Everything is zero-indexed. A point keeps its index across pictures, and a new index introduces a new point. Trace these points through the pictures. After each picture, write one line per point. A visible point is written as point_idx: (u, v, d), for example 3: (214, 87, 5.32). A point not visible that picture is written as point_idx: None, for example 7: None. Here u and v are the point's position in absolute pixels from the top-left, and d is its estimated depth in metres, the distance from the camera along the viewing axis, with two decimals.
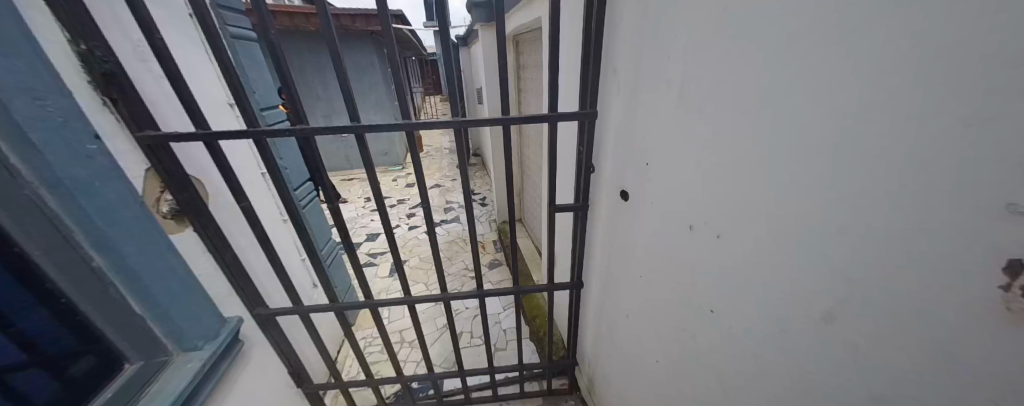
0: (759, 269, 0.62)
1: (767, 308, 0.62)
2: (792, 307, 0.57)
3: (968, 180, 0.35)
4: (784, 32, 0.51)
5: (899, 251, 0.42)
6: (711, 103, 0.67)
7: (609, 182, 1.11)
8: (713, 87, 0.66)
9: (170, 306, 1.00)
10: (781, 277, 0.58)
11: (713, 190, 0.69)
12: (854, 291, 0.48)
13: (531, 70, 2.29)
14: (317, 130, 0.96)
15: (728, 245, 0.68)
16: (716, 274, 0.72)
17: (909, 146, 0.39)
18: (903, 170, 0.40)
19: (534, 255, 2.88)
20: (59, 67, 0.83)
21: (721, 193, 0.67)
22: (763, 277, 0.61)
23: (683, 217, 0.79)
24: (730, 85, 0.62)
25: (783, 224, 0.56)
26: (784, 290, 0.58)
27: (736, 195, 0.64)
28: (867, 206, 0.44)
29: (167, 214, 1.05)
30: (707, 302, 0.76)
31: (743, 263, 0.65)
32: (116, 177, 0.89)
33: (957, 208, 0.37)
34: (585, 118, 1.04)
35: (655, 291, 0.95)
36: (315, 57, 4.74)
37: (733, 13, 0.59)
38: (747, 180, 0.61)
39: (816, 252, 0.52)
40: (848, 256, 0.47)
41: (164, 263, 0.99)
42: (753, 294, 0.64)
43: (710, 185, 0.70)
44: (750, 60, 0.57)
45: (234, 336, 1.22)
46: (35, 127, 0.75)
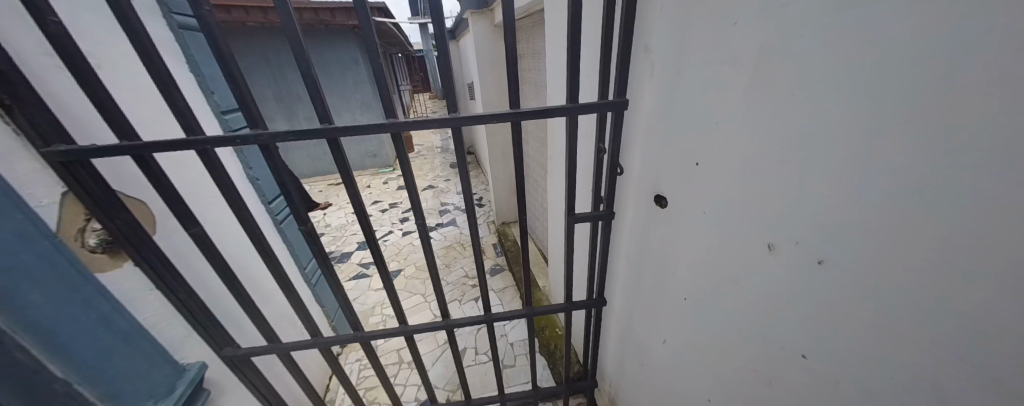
0: (886, 314, 0.45)
1: (907, 364, 0.44)
2: (958, 370, 0.40)
3: None
4: None
5: None
6: (799, 82, 0.48)
7: (639, 184, 0.94)
8: (805, 59, 0.47)
9: (102, 364, 0.80)
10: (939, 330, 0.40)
11: (807, 201, 0.51)
12: None
13: (530, 60, 2.10)
14: (279, 136, 0.74)
15: (833, 275, 0.50)
16: (816, 311, 0.54)
17: None
18: None
19: (539, 260, 2.71)
20: None
21: (822, 205, 0.49)
22: (897, 326, 0.44)
23: (758, 232, 0.60)
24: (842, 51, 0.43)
25: (939, 255, 0.38)
26: (933, 348, 0.41)
27: (842, 208, 0.46)
28: None
29: (94, 247, 0.83)
30: (796, 344, 0.59)
31: (859, 300, 0.47)
32: (11, 208, 0.68)
33: None
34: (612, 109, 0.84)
35: (710, 318, 0.78)
36: (294, 56, 4.47)
37: None
38: (862, 193, 0.44)
39: (1020, 301, 0.34)
40: None
41: (90, 313, 0.79)
42: (877, 345, 0.47)
43: (799, 194, 0.52)
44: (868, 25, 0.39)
45: (198, 385, 1.02)
46: None
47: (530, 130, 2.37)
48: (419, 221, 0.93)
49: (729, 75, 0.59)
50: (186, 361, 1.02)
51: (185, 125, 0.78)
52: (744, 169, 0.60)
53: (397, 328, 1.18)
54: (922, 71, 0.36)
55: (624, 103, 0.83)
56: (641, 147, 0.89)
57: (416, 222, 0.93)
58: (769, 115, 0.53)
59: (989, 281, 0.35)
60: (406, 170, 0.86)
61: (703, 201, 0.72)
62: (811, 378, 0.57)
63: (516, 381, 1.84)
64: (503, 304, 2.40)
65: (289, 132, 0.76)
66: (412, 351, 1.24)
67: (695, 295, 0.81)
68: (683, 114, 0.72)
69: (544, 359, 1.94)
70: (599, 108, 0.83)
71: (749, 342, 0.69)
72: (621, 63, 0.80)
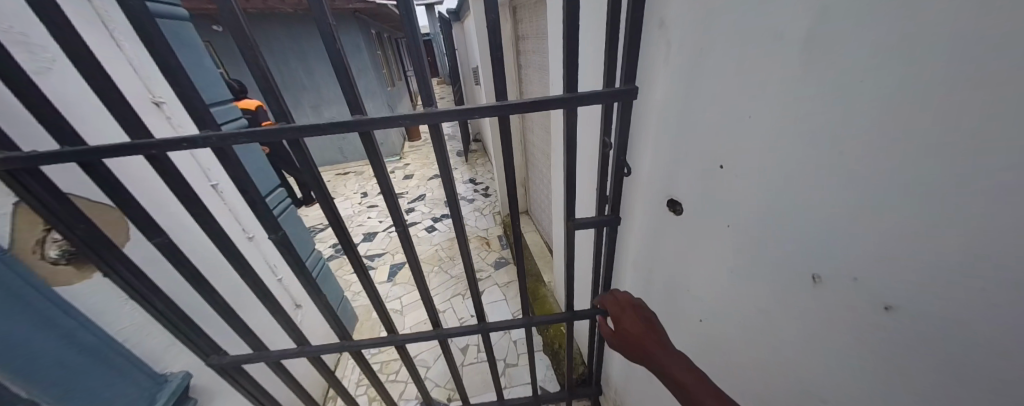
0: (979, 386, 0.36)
1: None
2: None
3: None
4: None
5: None
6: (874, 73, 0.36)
7: (648, 187, 0.81)
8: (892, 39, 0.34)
9: (70, 381, 0.76)
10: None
11: (877, 225, 0.40)
12: None
13: (532, 41, 1.93)
14: (240, 136, 0.64)
15: (904, 326, 0.40)
16: (877, 356, 0.44)
17: None
18: None
19: (544, 253, 2.63)
20: None
21: (901, 234, 0.38)
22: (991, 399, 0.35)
23: (801, 257, 0.49)
24: (961, 28, 0.30)
25: None
26: None
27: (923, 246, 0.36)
28: None
29: (55, 259, 0.78)
30: (840, 390, 0.49)
31: (940, 362, 0.38)
32: None
33: None
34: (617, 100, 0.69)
35: (730, 345, 0.68)
36: (295, 42, 4.37)
37: None
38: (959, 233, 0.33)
39: None
40: None
41: (49, 331, 0.74)
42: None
43: (865, 216, 0.40)
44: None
45: (181, 395, 0.99)
46: None
47: (534, 118, 2.23)
48: (402, 230, 0.84)
49: (769, 60, 0.46)
50: (167, 372, 0.98)
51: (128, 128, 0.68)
52: (785, 180, 0.48)
53: (384, 337, 1.13)
54: None
55: (633, 92, 0.69)
56: (654, 143, 0.75)
57: (396, 230, 0.83)
58: (827, 114, 0.41)
59: None
60: (382, 175, 0.76)
61: (728, 213, 0.60)
62: None
63: (518, 381, 1.79)
64: (508, 299, 2.35)
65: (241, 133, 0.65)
66: (404, 358, 1.19)
67: (712, 317, 0.71)
68: (705, 107, 0.59)
69: (547, 358, 1.89)
70: (602, 98, 0.69)
71: (781, 378, 0.59)
72: (630, 41, 0.65)
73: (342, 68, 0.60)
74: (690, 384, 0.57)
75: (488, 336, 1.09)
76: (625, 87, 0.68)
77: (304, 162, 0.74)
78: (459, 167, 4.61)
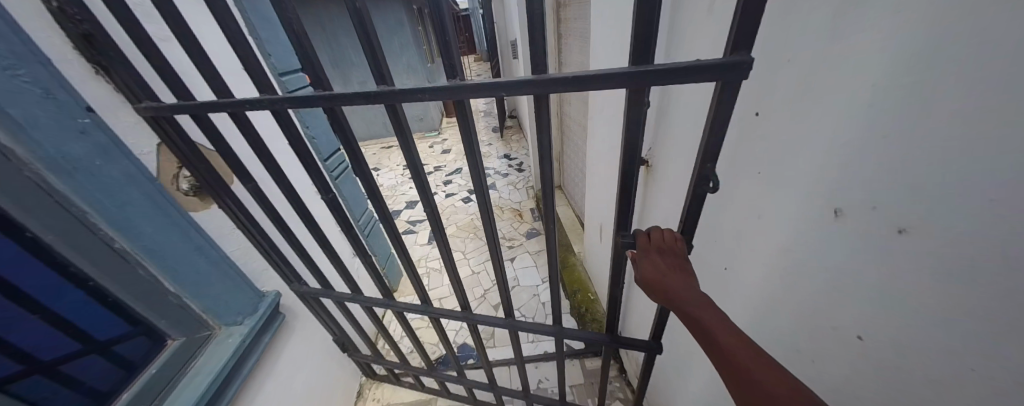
0: (930, 292, 0.40)
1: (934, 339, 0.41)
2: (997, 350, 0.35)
3: None
4: None
5: None
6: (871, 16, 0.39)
7: (682, 143, 0.86)
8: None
9: (201, 285, 0.98)
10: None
11: (914, 137, 0.37)
12: None
13: (573, 10, 1.93)
14: (286, 100, 0.75)
15: (907, 248, 0.41)
16: (899, 291, 0.43)
17: None
18: None
19: (575, 226, 2.70)
20: (30, 31, 0.70)
21: (935, 146, 0.36)
22: (943, 300, 0.39)
23: (820, 193, 0.50)
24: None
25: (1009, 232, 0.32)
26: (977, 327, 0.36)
27: (903, 169, 0.39)
28: None
29: (187, 191, 0.97)
30: (851, 323, 0.50)
31: (907, 274, 0.41)
32: (120, 154, 0.80)
33: None
34: (715, 79, 0.47)
35: (743, 290, 0.73)
36: (344, 21, 4.57)
37: None
38: (935, 154, 0.36)
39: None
40: None
41: (187, 242, 0.94)
42: (913, 321, 0.42)
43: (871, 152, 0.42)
44: None
45: (275, 309, 1.22)
46: (12, 102, 0.65)
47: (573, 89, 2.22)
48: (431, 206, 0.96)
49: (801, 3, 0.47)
50: (265, 289, 1.21)
51: (217, 88, 0.82)
52: (810, 117, 0.49)
53: (418, 307, 1.34)
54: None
55: (743, 65, 0.45)
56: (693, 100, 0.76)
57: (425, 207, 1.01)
58: (878, 27, 0.38)
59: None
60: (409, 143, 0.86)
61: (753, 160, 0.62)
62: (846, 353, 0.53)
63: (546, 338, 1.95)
64: (538, 266, 2.47)
65: (287, 100, 0.76)
66: (438, 328, 1.38)
67: (734, 265, 0.75)
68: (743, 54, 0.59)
69: (574, 320, 2.01)
70: (691, 74, 0.47)
71: (797, 323, 0.60)
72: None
73: (368, 39, 0.63)
74: (752, 368, 0.47)
75: (517, 330, 1.24)
76: (733, 59, 0.44)
77: (337, 122, 0.86)
78: (495, 142, 4.70)
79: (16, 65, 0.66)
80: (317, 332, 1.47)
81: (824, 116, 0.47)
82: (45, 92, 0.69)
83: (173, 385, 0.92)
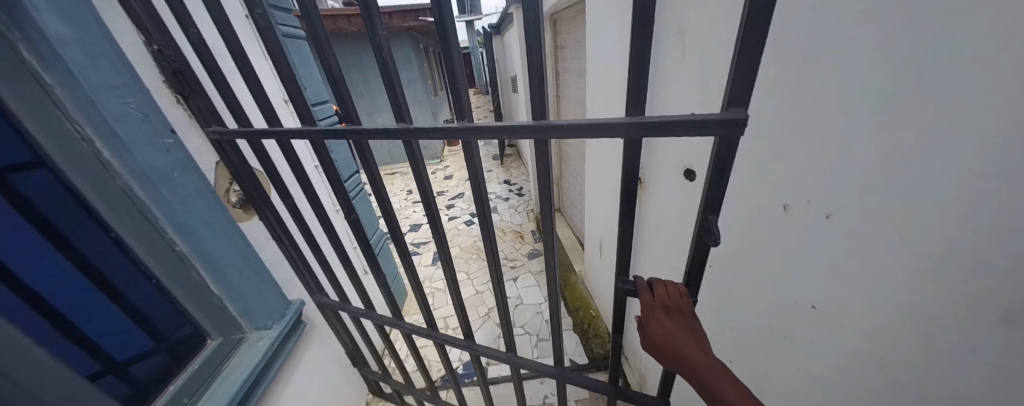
0: (852, 259, 0.55)
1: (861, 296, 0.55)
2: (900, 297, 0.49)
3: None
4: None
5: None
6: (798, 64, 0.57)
7: (670, 161, 1.02)
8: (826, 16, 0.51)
9: (242, 289, 1.07)
10: (950, 270, 0.42)
11: (831, 146, 0.53)
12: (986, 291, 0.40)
13: (571, 50, 2.19)
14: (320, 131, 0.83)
15: (836, 229, 0.56)
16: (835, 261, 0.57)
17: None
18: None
19: (575, 246, 2.82)
20: (137, 67, 0.85)
21: (841, 151, 0.52)
22: (861, 264, 0.53)
23: (779, 193, 0.66)
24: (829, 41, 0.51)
25: (887, 207, 0.48)
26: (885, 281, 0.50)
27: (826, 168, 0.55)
28: (988, 188, 0.38)
29: (236, 203, 1.10)
30: (807, 296, 0.65)
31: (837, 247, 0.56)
32: (191, 169, 0.93)
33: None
34: (711, 133, 0.46)
35: (733, 282, 0.87)
36: (356, 57, 4.90)
37: None
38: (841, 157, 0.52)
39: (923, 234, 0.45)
40: (964, 237, 0.40)
41: (234, 249, 1.04)
42: (848, 284, 0.56)
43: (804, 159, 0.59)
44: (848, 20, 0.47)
45: (299, 317, 1.31)
46: (120, 123, 0.78)
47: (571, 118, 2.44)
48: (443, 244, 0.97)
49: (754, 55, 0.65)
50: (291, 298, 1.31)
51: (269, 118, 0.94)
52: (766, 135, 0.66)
53: (425, 331, 1.33)
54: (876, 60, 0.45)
55: (742, 123, 0.43)
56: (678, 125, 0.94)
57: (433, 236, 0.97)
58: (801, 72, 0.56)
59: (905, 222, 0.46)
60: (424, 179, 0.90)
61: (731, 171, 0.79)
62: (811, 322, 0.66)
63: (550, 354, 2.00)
64: (540, 285, 2.55)
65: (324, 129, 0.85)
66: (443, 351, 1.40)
67: (721, 261, 0.89)
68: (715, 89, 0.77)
69: (576, 336, 2.08)
70: (689, 130, 0.46)
71: (775, 302, 0.74)
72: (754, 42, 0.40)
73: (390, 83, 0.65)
74: None
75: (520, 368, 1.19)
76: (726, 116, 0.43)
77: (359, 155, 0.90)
78: (496, 169, 4.91)
79: (128, 92, 0.80)
80: (332, 343, 1.54)
81: (776, 133, 0.64)
82: (145, 114, 0.83)
83: (211, 382, 0.98)
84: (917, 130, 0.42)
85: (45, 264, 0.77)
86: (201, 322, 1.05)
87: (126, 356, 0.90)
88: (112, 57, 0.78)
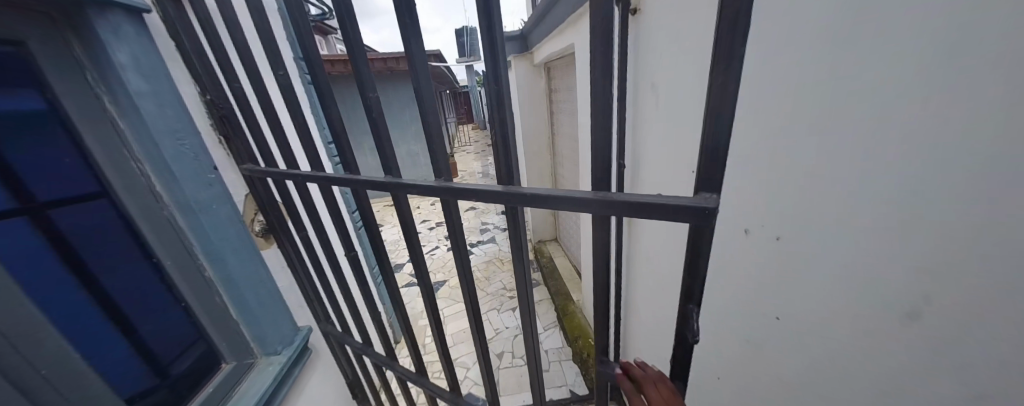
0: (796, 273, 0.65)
1: (806, 305, 0.65)
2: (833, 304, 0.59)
3: (953, 183, 0.41)
4: (797, 63, 0.57)
5: (920, 246, 0.45)
6: (742, 114, 0.72)
7: (652, 192, 1.16)
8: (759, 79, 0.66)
9: (258, 314, 1.13)
10: (860, 274, 0.54)
11: (772, 178, 0.66)
12: (905, 293, 0.48)
13: (563, 94, 2.42)
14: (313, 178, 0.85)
15: (786, 247, 0.66)
16: (789, 274, 0.67)
17: (907, 148, 0.44)
18: (917, 172, 0.44)
19: (572, 275, 2.89)
20: (193, 114, 0.99)
21: (779, 181, 0.64)
22: (802, 277, 0.64)
23: (739, 219, 0.78)
24: (761, 99, 0.66)
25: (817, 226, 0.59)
26: (825, 287, 0.60)
27: (770, 196, 0.68)
28: (873, 211, 0.50)
29: (259, 232, 1.20)
30: (770, 309, 0.75)
31: (786, 262, 0.67)
32: (225, 200, 1.04)
33: (943, 206, 0.42)
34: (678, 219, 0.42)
35: (713, 302, 0.96)
36: (362, 96, 5.20)
37: (758, 44, 0.65)
38: (781, 185, 0.64)
39: (840, 245, 0.56)
40: (871, 248, 0.51)
41: (255, 274, 1.13)
42: (799, 296, 0.66)
43: (754, 189, 0.72)
44: (774, 85, 0.62)
45: (306, 343, 1.35)
46: (175, 160, 0.91)
47: (565, 153, 2.61)
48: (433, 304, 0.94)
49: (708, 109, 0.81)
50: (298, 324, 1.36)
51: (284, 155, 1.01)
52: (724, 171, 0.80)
53: (409, 375, 1.16)
54: (791, 114, 0.60)
55: (711, 211, 0.40)
56: (657, 162, 1.09)
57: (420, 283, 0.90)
58: (745, 122, 0.71)
59: (830, 238, 0.58)
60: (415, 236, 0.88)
61: None
62: (778, 333, 0.74)
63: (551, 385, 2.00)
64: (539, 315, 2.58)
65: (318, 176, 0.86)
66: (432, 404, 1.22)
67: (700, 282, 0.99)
68: (682, 133, 0.93)
69: (576, 366, 2.09)
70: (659, 215, 0.43)
71: (746, 316, 0.83)
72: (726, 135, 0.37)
73: (380, 140, 0.72)
74: None
75: None
76: (688, 203, 0.40)
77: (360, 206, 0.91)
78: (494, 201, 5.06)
79: (183, 135, 0.93)
80: (331, 373, 1.55)
81: (731, 168, 0.78)
82: (194, 153, 0.96)
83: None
84: (824, 164, 0.55)
85: (66, 296, 0.77)
86: (218, 347, 1.10)
87: (132, 391, 0.88)
88: (175, 106, 0.92)
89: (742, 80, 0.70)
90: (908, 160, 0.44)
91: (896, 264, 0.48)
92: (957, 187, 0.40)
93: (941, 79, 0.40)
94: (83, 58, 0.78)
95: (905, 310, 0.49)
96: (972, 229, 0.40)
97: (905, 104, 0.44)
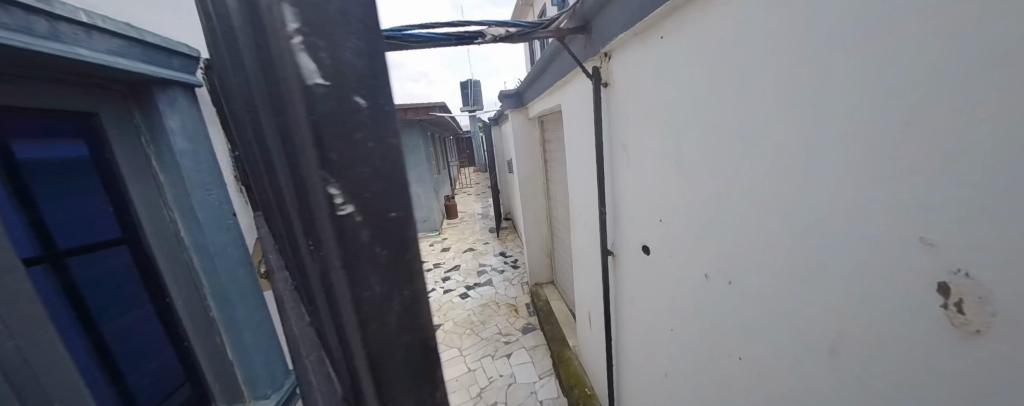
0: (751, 313, 0.74)
1: (761, 343, 0.73)
2: (783, 342, 0.67)
3: (842, 234, 0.54)
4: (733, 136, 0.72)
5: (825, 285, 0.58)
6: (695, 174, 0.86)
7: (632, 238, 1.26)
8: (703, 144, 0.82)
9: (252, 355, 1.16)
10: (795, 312, 0.64)
11: (723, 227, 0.79)
12: (827, 328, 0.59)
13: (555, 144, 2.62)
14: None
15: (738, 290, 0.77)
16: (742, 315, 0.77)
17: (809, 208, 0.58)
18: (814, 227, 0.58)
19: (568, 319, 2.87)
20: (222, 167, 1.13)
21: (727, 231, 0.78)
22: (756, 317, 0.73)
23: (701, 264, 0.88)
24: (709, 162, 0.81)
25: (758, 271, 0.70)
26: (775, 326, 0.69)
27: (723, 245, 0.79)
28: (797, 256, 0.62)
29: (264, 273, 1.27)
30: (735, 349, 0.82)
31: (742, 303, 0.77)
32: (238, 243, 1.14)
33: (840, 253, 0.54)
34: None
35: (688, 344, 1.01)
36: None
37: (701, 119, 0.81)
38: (729, 236, 0.77)
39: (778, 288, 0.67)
40: (799, 290, 0.62)
41: (255, 314, 1.18)
42: (754, 335, 0.74)
43: (711, 238, 0.84)
44: (717, 152, 0.78)
45: (294, 389, 1.34)
46: (201, 208, 1.02)
47: (559, 198, 2.75)
48: None
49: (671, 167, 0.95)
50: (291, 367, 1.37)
51: None
52: (687, 220, 0.92)
53: None
54: (734, 175, 0.74)
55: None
56: (633, 210, 1.22)
57: None
58: (698, 180, 0.85)
59: (772, 281, 0.68)
60: None
61: (668, 247, 1.02)
62: (745, 373, 0.80)
63: None
64: (534, 362, 2.52)
65: None
66: None
67: (676, 324, 1.05)
68: (652, 186, 1.07)
69: None
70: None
71: (717, 357, 0.88)
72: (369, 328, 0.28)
73: None
74: None
75: None
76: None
77: None
78: (492, 242, 5.11)
79: (211, 186, 1.06)
80: None
81: (691, 217, 0.90)
82: (219, 202, 1.08)
83: None
84: (762, 218, 0.68)
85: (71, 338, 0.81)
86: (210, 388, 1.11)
87: None
88: (208, 161, 1.06)
89: (692, 146, 0.86)
90: (814, 214, 0.57)
91: (822, 302, 0.59)
92: (847, 240, 0.53)
93: (825, 157, 0.54)
94: (139, 123, 0.93)
95: (828, 345, 0.59)
96: (862, 273, 0.51)
97: (809, 171, 0.57)
